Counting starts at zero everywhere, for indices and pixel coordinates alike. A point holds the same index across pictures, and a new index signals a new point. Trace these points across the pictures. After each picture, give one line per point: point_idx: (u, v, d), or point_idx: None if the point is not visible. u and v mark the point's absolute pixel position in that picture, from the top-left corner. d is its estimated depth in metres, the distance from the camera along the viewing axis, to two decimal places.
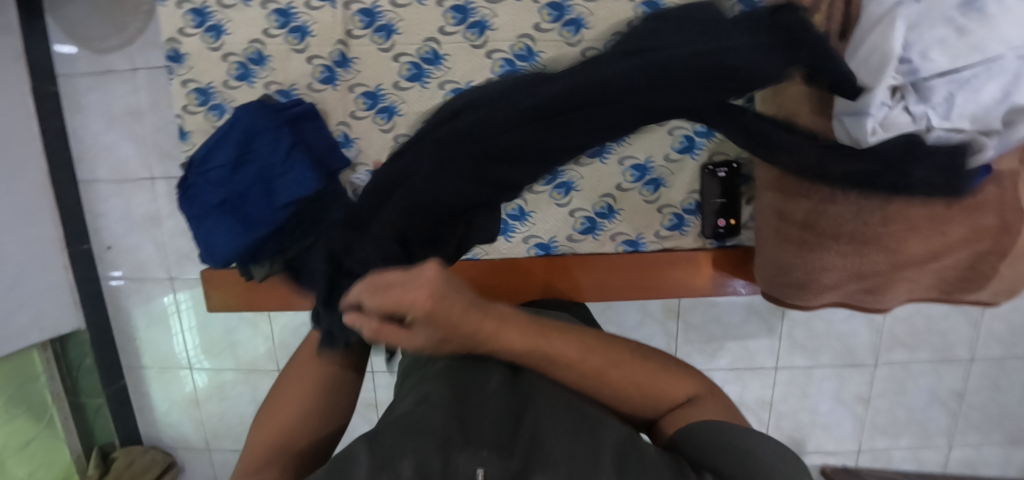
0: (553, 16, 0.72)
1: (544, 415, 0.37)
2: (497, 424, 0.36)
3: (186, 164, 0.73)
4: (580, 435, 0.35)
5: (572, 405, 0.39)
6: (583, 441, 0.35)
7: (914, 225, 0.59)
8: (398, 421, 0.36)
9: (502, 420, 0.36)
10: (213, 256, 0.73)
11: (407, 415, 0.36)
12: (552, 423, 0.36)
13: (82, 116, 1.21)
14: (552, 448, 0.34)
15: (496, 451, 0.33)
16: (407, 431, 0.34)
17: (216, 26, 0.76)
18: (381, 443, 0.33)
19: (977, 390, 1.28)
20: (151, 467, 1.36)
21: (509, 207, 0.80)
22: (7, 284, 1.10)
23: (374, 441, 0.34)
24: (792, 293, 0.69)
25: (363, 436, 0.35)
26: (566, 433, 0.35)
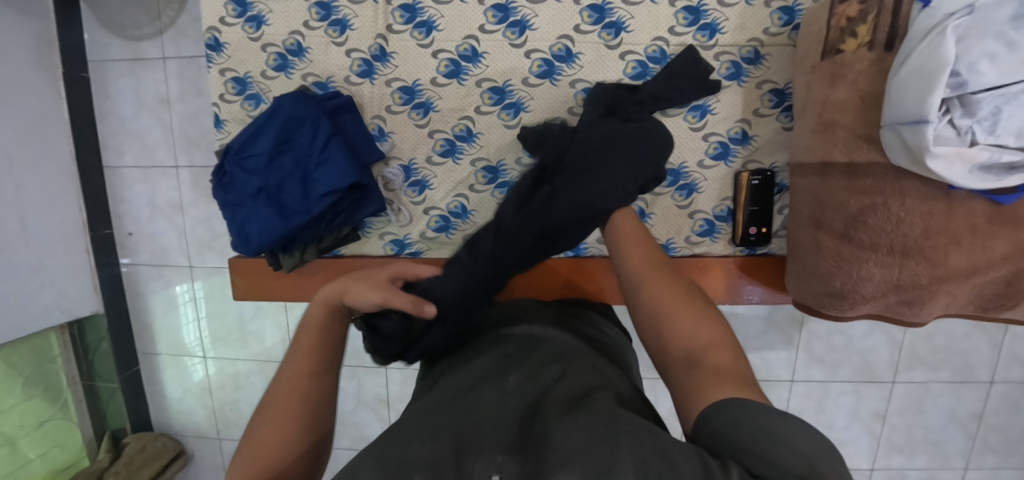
0: (594, 18, 0.73)
1: (562, 417, 0.33)
2: (509, 431, 0.32)
3: (224, 151, 0.75)
4: (601, 429, 0.30)
5: (592, 403, 0.35)
6: (604, 432, 0.30)
7: (957, 238, 0.59)
8: (409, 428, 0.33)
9: (515, 428, 0.33)
10: (246, 244, 0.74)
11: (415, 422, 0.34)
12: (572, 420, 0.32)
13: (111, 102, 1.22)
14: (570, 441, 0.29)
15: (511, 456, 0.29)
16: (418, 438, 0.31)
17: (256, 17, 0.76)
18: (391, 453, 0.30)
19: (996, 412, 1.26)
20: (162, 455, 1.36)
21: None
22: (31, 265, 1.11)
23: (383, 449, 0.31)
24: (830, 303, 0.68)
25: (376, 445, 0.32)
26: (585, 427, 0.30)
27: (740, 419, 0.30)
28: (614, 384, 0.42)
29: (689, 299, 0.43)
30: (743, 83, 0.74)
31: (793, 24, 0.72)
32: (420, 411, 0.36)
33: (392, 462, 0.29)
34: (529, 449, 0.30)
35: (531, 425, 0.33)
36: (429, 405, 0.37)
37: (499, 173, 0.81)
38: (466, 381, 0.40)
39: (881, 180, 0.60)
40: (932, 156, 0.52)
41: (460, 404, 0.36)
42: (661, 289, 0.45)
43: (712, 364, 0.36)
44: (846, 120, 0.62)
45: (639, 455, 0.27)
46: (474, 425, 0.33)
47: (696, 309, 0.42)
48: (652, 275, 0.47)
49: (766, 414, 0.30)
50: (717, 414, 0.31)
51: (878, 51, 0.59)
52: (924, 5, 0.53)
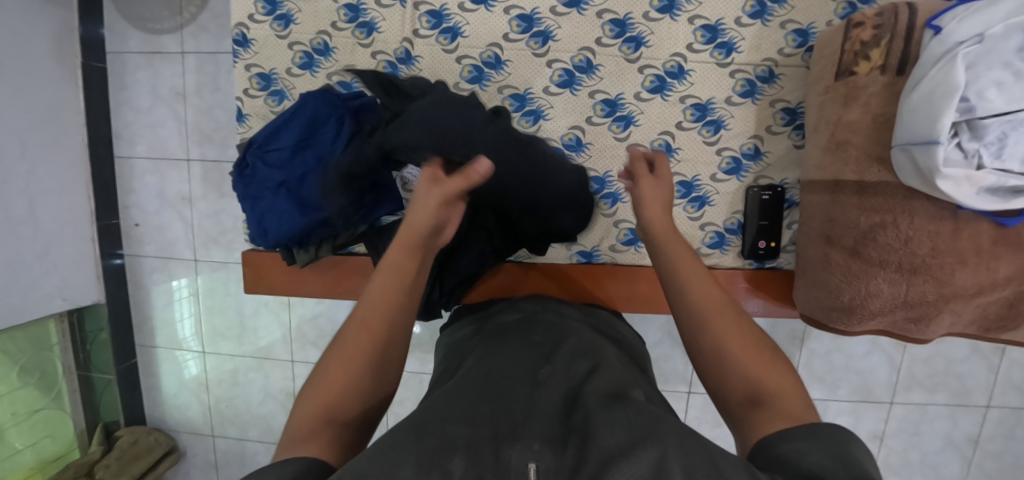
0: (615, 32, 0.75)
1: (599, 412, 0.34)
2: (547, 424, 0.34)
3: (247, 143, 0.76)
4: (641, 430, 0.31)
5: (627, 402, 0.36)
6: (644, 433, 0.30)
7: (963, 258, 0.61)
8: (446, 412, 0.35)
9: (553, 423, 0.34)
10: (264, 236, 0.76)
11: (454, 406, 0.36)
12: (610, 417, 0.33)
13: (127, 93, 1.23)
14: (609, 437, 0.31)
15: (548, 446, 0.31)
16: (456, 422, 0.33)
17: (285, 16, 0.78)
18: (430, 429, 0.32)
19: (992, 437, 1.27)
20: (154, 450, 1.34)
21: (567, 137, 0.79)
22: (37, 251, 1.11)
23: (421, 425, 0.33)
24: (838, 318, 0.69)
25: (412, 421, 0.34)
26: (624, 424, 0.32)
27: (807, 447, 0.31)
28: (639, 383, 0.44)
29: (754, 341, 0.43)
30: (757, 101, 0.77)
31: (806, 46, 0.74)
32: (456, 396, 0.38)
33: (431, 440, 0.31)
34: (566, 442, 0.32)
35: (569, 419, 0.35)
36: (463, 392, 0.39)
37: (526, 102, 0.79)
38: (500, 372, 0.42)
39: (891, 198, 0.62)
40: (941, 177, 0.54)
41: (495, 397, 0.38)
42: (726, 329, 0.43)
43: (783, 408, 0.37)
44: (858, 140, 0.64)
45: (685, 460, 0.28)
46: (510, 415, 0.35)
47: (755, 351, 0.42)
48: (721, 312, 0.44)
49: (838, 445, 0.31)
50: (781, 441, 0.33)
51: (889, 75, 0.61)
52: (936, 31, 0.57)
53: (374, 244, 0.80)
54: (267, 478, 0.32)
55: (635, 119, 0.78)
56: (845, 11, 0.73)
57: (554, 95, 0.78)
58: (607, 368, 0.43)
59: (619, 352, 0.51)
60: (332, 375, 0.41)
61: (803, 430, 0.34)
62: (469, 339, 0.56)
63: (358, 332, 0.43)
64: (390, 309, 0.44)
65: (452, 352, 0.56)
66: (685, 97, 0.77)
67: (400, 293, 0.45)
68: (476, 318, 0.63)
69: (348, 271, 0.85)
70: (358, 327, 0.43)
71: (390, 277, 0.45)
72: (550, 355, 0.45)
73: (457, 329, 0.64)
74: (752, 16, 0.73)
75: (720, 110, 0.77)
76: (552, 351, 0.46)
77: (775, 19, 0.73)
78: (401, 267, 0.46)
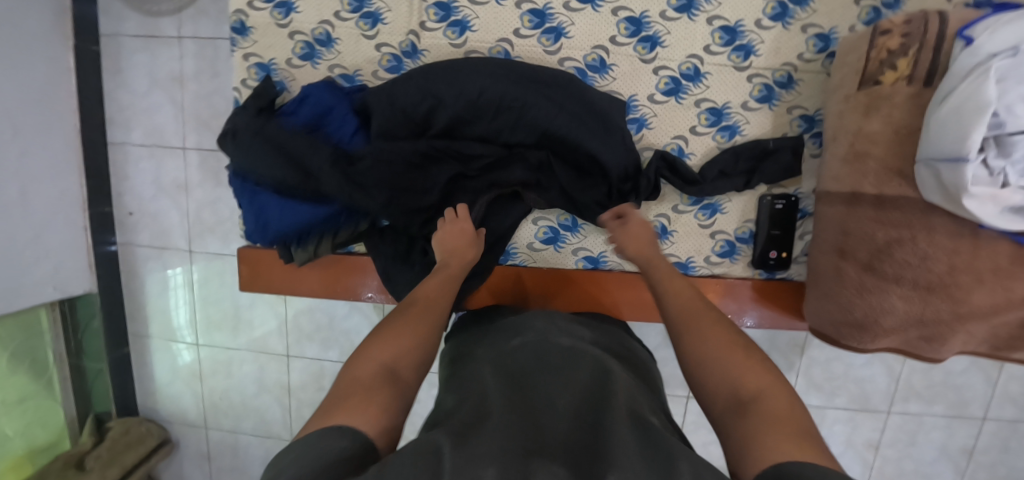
0: (630, 30, 0.72)
1: (624, 437, 0.35)
2: (571, 453, 0.35)
3: (233, 127, 0.69)
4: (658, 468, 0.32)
5: (644, 432, 0.37)
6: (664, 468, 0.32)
7: (980, 276, 0.58)
8: (473, 435, 0.36)
9: (577, 450, 0.35)
10: (263, 231, 0.73)
11: (482, 428, 0.36)
12: (631, 447, 0.35)
13: (122, 77, 1.18)
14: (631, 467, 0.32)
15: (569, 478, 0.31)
16: (487, 445, 0.34)
17: (286, 3, 0.74)
18: (462, 453, 0.32)
19: (986, 449, 1.27)
20: (146, 440, 1.33)
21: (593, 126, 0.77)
22: (27, 237, 1.08)
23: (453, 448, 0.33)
24: (849, 334, 0.68)
25: (440, 440, 0.35)
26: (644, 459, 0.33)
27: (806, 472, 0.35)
28: (653, 405, 0.46)
29: (733, 342, 0.53)
30: (774, 107, 0.74)
31: (828, 51, 0.72)
32: (474, 427, 0.38)
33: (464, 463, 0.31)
34: (589, 467, 0.33)
35: (591, 442, 0.36)
36: (478, 422, 0.38)
37: None
38: (526, 390, 0.43)
39: (910, 214, 0.60)
40: (967, 195, 0.53)
41: (514, 424, 0.37)
42: (711, 331, 0.55)
43: (765, 409, 0.44)
44: (879, 152, 0.62)
45: None
46: (537, 438, 0.36)
47: (745, 354, 0.51)
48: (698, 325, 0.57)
49: (829, 471, 0.34)
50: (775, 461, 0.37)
51: (916, 85, 0.59)
52: (966, 43, 0.55)
53: (375, 244, 0.78)
54: (323, 440, 0.38)
55: (648, 122, 0.75)
56: (869, 17, 0.70)
57: None
58: (622, 387, 0.44)
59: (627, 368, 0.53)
60: (392, 337, 0.54)
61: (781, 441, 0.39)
62: (475, 355, 0.56)
63: (414, 316, 0.58)
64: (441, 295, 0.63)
65: (457, 367, 0.56)
66: (699, 101, 0.74)
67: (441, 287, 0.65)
68: (480, 331, 0.63)
69: (347, 268, 0.82)
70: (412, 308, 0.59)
71: (443, 279, 0.66)
72: (572, 372, 0.46)
73: (460, 343, 0.63)
74: (773, 18, 0.71)
75: (736, 115, 0.74)
76: (576, 368, 0.46)
77: (796, 22, 0.71)
78: (453, 273, 0.68)
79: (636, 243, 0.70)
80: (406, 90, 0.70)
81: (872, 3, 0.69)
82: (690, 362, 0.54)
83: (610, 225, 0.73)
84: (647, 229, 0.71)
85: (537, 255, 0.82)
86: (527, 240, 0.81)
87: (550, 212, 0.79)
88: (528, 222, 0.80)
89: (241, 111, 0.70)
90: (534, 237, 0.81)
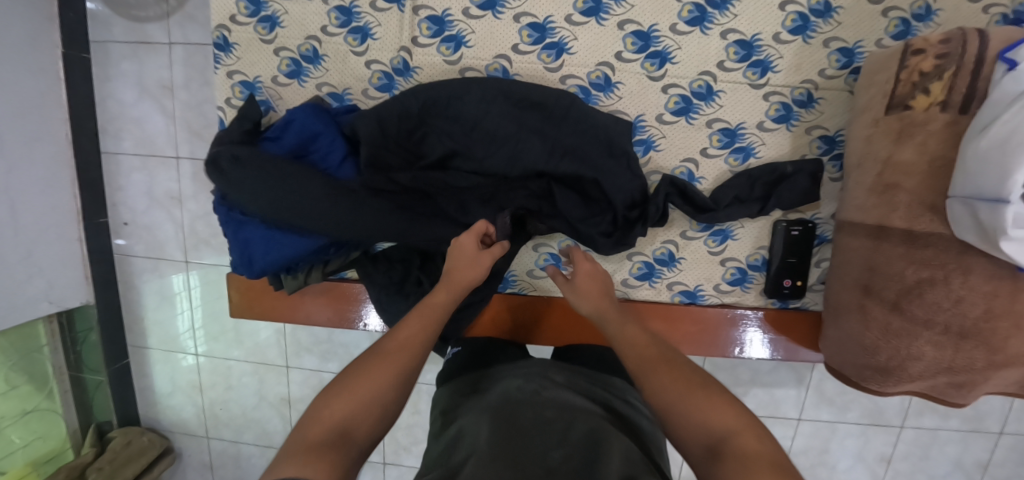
0: (637, 46, 0.67)
1: None
2: None
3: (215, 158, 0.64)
4: None
5: None
6: None
7: (1020, 323, 0.53)
8: None
9: None
10: (250, 266, 0.70)
11: None
12: None
13: (111, 85, 1.15)
14: None
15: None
16: None
17: (270, 17, 0.70)
18: None
19: (1001, 463, 1.25)
20: (148, 451, 1.33)
21: None
22: (19, 253, 1.06)
23: None
24: (871, 377, 0.64)
25: None
26: None
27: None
28: (653, 466, 0.43)
29: (689, 378, 0.46)
30: (792, 127, 0.69)
31: (852, 67, 0.66)
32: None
33: None
34: None
35: None
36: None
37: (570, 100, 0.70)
38: (513, 448, 0.41)
39: (944, 254, 0.55)
40: (1006, 238, 0.48)
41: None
42: (661, 375, 0.47)
43: (739, 451, 0.37)
44: (910, 184, 0.57)
45: None
46: None
47: (704, 389, 0.44)
48: (654, 361, 0.50)
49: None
50: None
51: (952, 112, 0.53)
52: (1010, 67, 0.49)
53: (368, 272, 0.75)
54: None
55: (655, 144, 0.71)
56: (898, 29, 0.64)
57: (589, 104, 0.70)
58: (620, 444, 0.42)
59: (627, 424, 0.51)
60: (371, 372, 0.47)
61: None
62: (466, 407, 0.52)
63: (397, 348, 0.50)
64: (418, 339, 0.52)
65: (453, 414, 0.53)
66: (712, 121, 0.69)
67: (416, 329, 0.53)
68: (478, 375, 0.61)
69: (347, 296, 0.79)
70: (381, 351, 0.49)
71: (425, 315, 0.55)
72: (566, 430, 0.43)
73: (454, 391, 0.59)
74: (793, 31, 0.65)
75: (751, 136, 0.69)
76: (571, 424, 0.44)
77: (818, 36, 0.65)
78: (438, 309, 0.57)
79: (585, 291, 0.64)
80: (401, 115, 0.67)
81: (901, 14, 0.63)
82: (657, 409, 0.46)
83: (558, 280, 0.67)
84: (597, 277, 0.65)
85: (537, 282, 0.78)
86: (527, 267, 0.78)
87: (551, 238, 0.76)
88: (529, 249, 0.77)
89: (227, 136, 0.67)
90: (534, 264, 0.78)
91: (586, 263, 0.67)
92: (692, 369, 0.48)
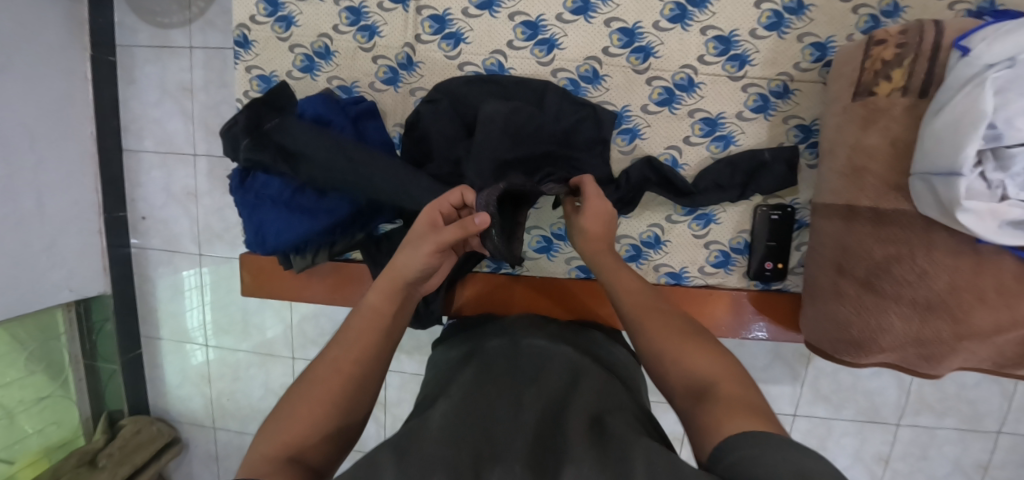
0: (623, 42, 0.72)
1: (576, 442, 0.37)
2: (524, 449, 0.38)
3: (232, 142, 0.67)
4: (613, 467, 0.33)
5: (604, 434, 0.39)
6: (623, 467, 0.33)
7: (983, 295, 0.56)
8: (425, 436, 0.38)
9: (531, 447, 0.38)
10: (263, 243, 0.74)
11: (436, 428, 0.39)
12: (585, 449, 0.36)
13: (135, 87, 1.23)
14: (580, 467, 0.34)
15: (523, 471, 0.34)
16: (435, 445, 0.37)
17: (287, 17, 0.76)
18: (412, 456, 0.35)
19: (1001, 464, 1.23)
20: (156, 440, 1.36)
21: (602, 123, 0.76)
22: (43, 242, 1.12)
23: (402, 453, 0.36)
24: (846, 350, 0.66)
25: (391, 443, 0.38)
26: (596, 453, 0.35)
27: (748, 452, 0.31)
28: (626, 406, 0.48)
29: (682, 332, 0.49)
30: (769, 117, 0.73)
31: (824, 61, 0.71)
32: (433, 435, 0.38)
33: (409, 467, 0.34)
34: (541, 466, 0.35)
35: (549, 442, 0.39)
36: (433, 431, 0.39)
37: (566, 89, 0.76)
38: (487, 393, 0.46)
39: (909, 230, 0.58)
40: (961, 210, 0.51)
41: (472, 438, 0.39)
42: (657, 328, 0.50)
43: (721, 394, 0.40)
44: (876, 166, 0.61)
45: None
46: (491, 444, 0.38)
47: (695, 343, 0.47)
48: (649, 316, 0.52)
49: (771, 447, 0.31)
50: (728, 443, 0.33)
51: (911, 97, 0.58)
52: (963, 53, 0.53)
53: (373, 255, 0.80)
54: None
55: (641, 132, 0.75)
56: (867, 25, 0.69)
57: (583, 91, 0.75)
58: (591, 394, 0.47)
59: (610, 373, 0.56)
60: (326, 379, 0.45)
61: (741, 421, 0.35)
62: (456, 360, 0.58)
63: (361, 344, 0.49)
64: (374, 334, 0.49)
65: (444, 367, 0.59)
66: (693, 111, 0.74)
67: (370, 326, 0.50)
68: (466, 335, 0.66)
69: (352, 277, 0.84)
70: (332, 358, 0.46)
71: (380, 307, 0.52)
72: (538, 380, 0.48)
73: (445, 352, 0.64)
74: (768, 28, 0.70)
75: (730, 126, 0.74)
76: (541, 376, 0.49)
77: (792, 32, 0.70)
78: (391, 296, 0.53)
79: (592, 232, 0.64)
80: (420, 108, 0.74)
81: (870, 11, 0.68)
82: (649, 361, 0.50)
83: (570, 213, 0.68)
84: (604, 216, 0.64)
85: (530, 264, 0.82)
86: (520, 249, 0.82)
87: (543, 221, 0.80)
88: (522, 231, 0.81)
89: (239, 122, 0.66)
90: (527, 246, 0.82)
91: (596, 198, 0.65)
92: (682, 324, 0.51)
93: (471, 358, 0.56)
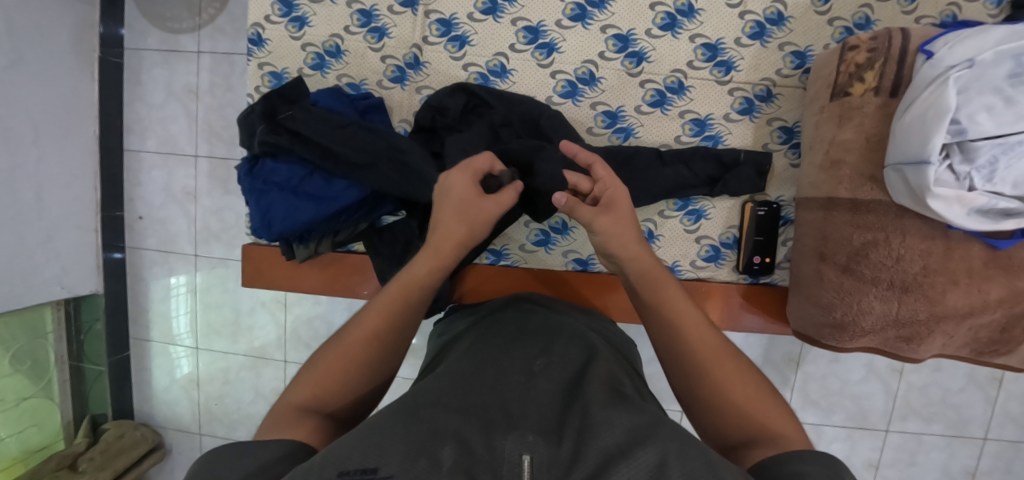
0: (618, 47, 0.77)
1: (597, 412, 0.38)
2: (541, 417, 0.38)
3: (251, 127, 0.73)
4: (642, 434, 0.34)
5: (621, 405, 0.40)
6: (649, 435, 0.34)
7: (954, 278, 0.61)
8: (438, 404, 0.39)
9: (549, 415, 0.39)
10: (268, 228, 0.75)
11: (448, 399, 0.40)
12: (605, 417, 0.37)
13: (142, 89, 1.25)
14: (603, 437, 0.34)
15: (541, 438, 0.34)
16: (447, 412, 0.37)
17: (300, 18, 0.80)
18: (422, 421, 0.36)
19: (989, 471, 1.24)
20: (139, 446, 1.32)
21: (597, 120, 0.80)
22: (41, 237, 1.12)
23: (415, 417, 0.36)
24: (830, 334, 0.70)
25: (401, 408, 0.39)
26: (620, 424, 0.36)
27: (808, 469, 0.35)
28: (634, 385, 0.50)
29: (723, 350, 0.50)
30: (754, 119, 0.78)
31: (803, 68, 0.76)
32: (443, 408, 0.38)
33: (422, 429, 0.34)
34: (559, 436, 0.36)
35: (567, 414, 0.39)
36: (446, 401, 0.39)
37: (573, 89, 0.79)
38: (501, 370, 0.47)
39: (883, 218, 0.62)
40: (931, 195, 0.55)
41: (485, 410, 0.38)
42: (704, 339, 0.50)
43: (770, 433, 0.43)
44: (852, 158, 0.65)
45: (688, 465, 0.30)
46: (504, 409, 0.39)
47: (733, 360, 0.49)
48: (690, 321, 0.51)
49: (835, 470, 0.35)
50: (787, 461, 0.37)
51: (883, 96, 0.63)
52: (928, 56, 0.58)
53: (374, 244, 0.82)
54: (249, 454, 0.37)
55: (634, 131, 0.80)
56: (842, 36, 0.75)
57: (581, 90, 0.79)
58: (603, 369, 0.49)
59: (622, 359, 0.58)
60: (343, 343, 0.49)
61: (798, 454, 0.38)
62: (465, 339, 0.60)
63: (386, 306, 0.51)
64: (396, 318, 0.50)
65: (453, 345, 0.60)
66: (683, 112, 0.78)
67: (397, 312, 0.51)
68: (475, 316, 0.69)
69: (350, 268, 0.86)
70: (352, 336, 0.49)
71: (406, 280, 0.53)
72: (550, 357, 0.50)
73: (452, 334, 0.66)
74: (751, 36, 0.76)
75: (718, 126, 0.79)
76: (553, 354, 0.51)
77: (774, 41, 0.75)
78: (420, 278, 0.53)
79: (615, 229, 0.56)
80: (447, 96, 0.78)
81: (844, 23, 0.74)
82: (677, 366, 0.51)
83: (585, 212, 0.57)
84: (627, 218, 0.57)
85: (530, 257, 0.85)
86: (519, 242, 0.85)
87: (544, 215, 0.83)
88: (522, 225, 0.84)
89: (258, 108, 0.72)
90: (526, 239, 0.84)
91: (614, 190, 0.58)
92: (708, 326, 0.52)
93: (481, 336, 0.58)
